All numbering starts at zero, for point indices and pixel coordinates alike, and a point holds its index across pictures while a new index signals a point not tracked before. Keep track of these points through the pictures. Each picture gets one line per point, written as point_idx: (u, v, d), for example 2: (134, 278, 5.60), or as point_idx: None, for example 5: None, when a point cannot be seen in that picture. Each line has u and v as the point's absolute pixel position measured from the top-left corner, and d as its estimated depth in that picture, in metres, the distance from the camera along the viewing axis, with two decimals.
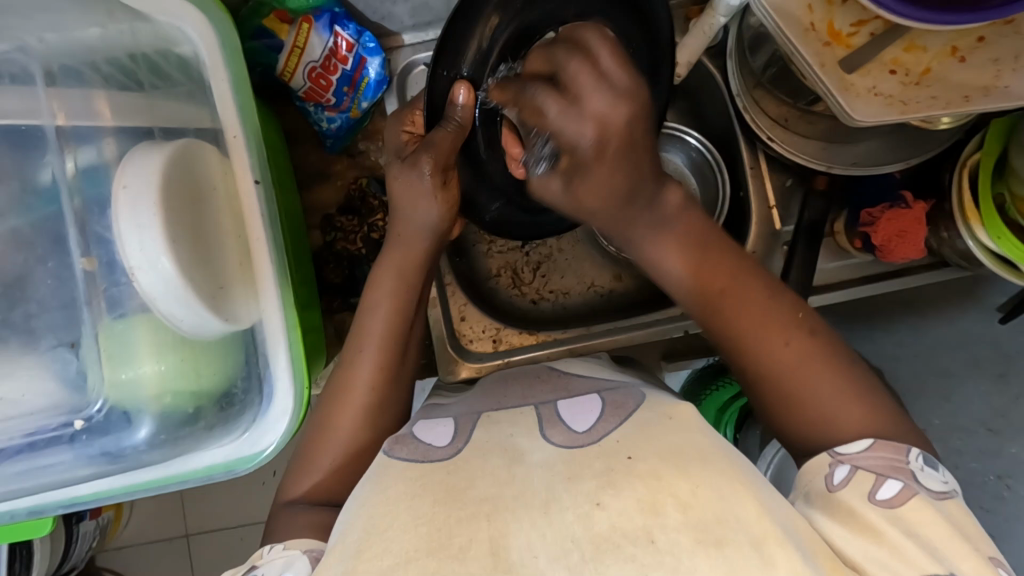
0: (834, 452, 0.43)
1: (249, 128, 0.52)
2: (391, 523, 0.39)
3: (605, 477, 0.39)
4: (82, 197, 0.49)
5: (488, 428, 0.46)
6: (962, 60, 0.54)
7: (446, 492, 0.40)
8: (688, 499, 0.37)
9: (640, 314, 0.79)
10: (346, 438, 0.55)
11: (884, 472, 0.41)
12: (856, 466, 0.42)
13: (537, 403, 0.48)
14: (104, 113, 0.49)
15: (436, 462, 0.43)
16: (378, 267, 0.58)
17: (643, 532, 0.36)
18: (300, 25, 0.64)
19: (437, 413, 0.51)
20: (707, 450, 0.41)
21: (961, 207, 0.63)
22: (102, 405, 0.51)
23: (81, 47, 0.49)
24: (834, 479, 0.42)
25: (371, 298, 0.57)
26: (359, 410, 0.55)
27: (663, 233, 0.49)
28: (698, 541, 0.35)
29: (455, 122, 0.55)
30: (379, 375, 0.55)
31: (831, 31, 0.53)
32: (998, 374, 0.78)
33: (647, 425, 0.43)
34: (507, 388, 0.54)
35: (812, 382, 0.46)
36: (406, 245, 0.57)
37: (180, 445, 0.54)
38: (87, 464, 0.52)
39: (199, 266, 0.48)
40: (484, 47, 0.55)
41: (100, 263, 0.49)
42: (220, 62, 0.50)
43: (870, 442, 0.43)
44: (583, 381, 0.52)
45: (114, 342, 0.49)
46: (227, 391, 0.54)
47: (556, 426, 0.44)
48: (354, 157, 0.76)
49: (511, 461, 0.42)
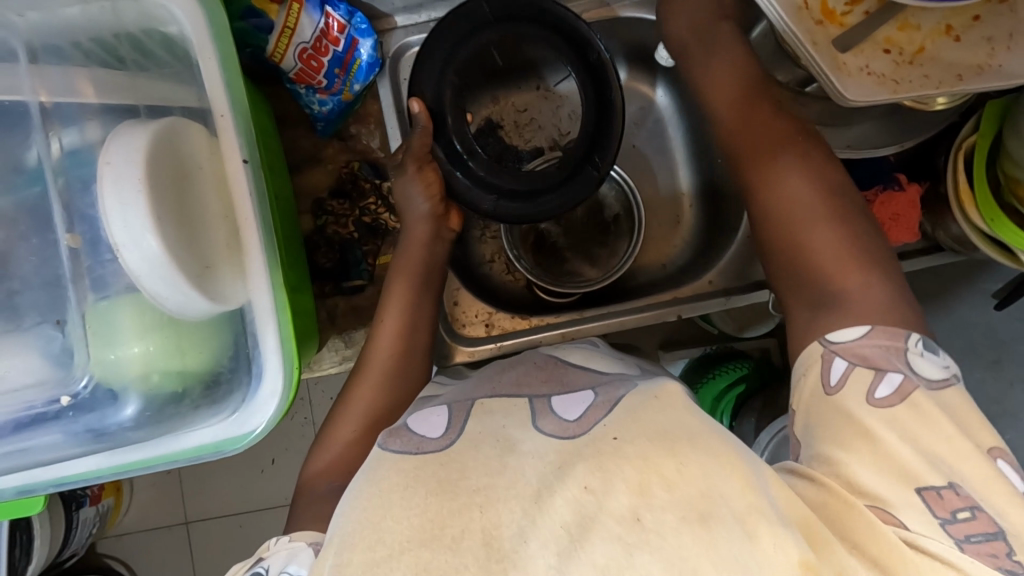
0: (829, 343, 0.46)
1: (236, 108, 0.53)
2: (386, 514, 0.38)
3: (594, 460, 0.39)
4: (66, 177, 0.48)
5: (481, 419, 0.46)
6: (956, 40, 0.52)
7: (439, 484, 0.40)
8: (674, 478, 0.38)
9: (629, 301, 0.78)
10: (360, 406, 0.60)
11: (876, 364, 0.43)
12: (853, 362, 0.44)
13: (531, 396, 0.48)
14: (86, 91, 0.49)
15: (429, 454, 0.43)
16: (397, 258, 0.67)
17: (630, 511, 0.36)
18: (291, 5, 0.63)
19: (429, 403, 0.51)
20: (695, 432, 0.42)
21: (956, 190, 0.63)
22: (88, 381, 0.50)
23: (64, 25, 0.49)
24: (829, 380, 0.44)
25: (392, 283, 0.65)
26: (379, 377, 0.61)
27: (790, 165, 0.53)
28: (683, 517, 0.36)
29: (419, 127, 0.64)
30: (396, 344, 0.62)
31: (824, 10, 0.53)
32: (993, 360, 0.82)
33: (635, 408, 0.44)
34: (505, 373, 0.54)
35: (828, 251, 0.49)
36: (409, 231, 0.67)
37: (166, 423, 0.53)
38: (75, 443, 0.52)
39: (185, 246, 0.47)
40: (437, 74, 0.65)
41: (84, 240, 0.48)
42: (207, 42, 0.51)
43: (867, 329, 0.45)
44: (579, 372, 0.52)
45: (99, 321, 0.49)
46: (214, 371, 0.54)
47: (548, 416, 0.45)
48: (345, 141, 0.76)
49: (504, 451, 0.42)
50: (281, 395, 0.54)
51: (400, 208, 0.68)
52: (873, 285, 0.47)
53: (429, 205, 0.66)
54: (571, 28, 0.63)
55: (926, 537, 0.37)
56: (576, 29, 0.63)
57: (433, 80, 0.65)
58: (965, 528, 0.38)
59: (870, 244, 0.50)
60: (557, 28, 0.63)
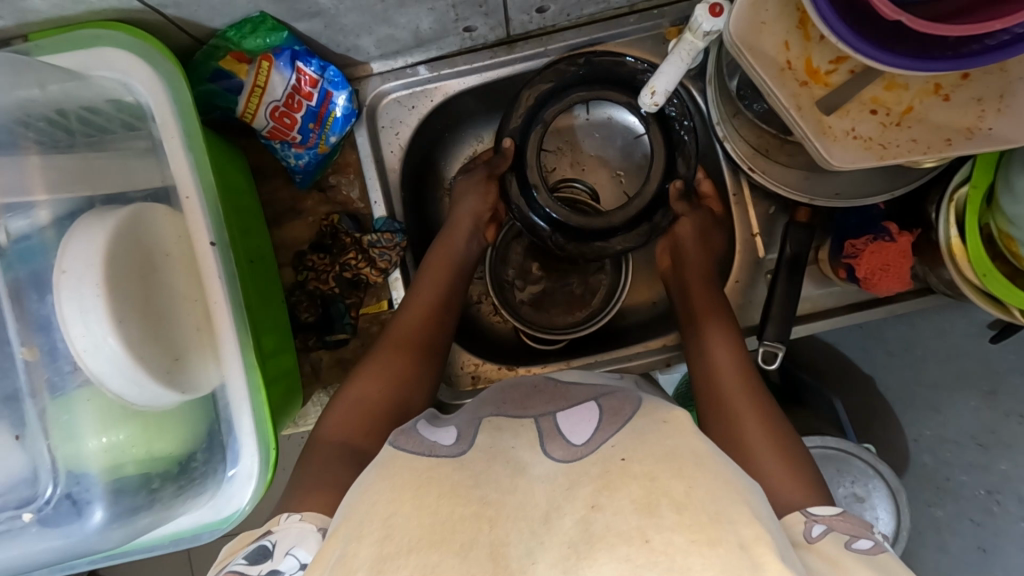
0: (808, 514, 0.44)
1: (203, 185, 0.51)
2: (395, 512, 0.36)
3: (601, 480, 0.36)
4: (15, 275, 0.45)
5: (492, 434, 0.42)
6: (945, 99, 0.51)
7: (451, 488, 0.37)
8: (684, 499, 0.34)
9: (619, 347, 0.77)
10: (377, 371, 0.61)
11: (854, 531, 0.41)
12: (832, 527, 0.42)
13: (536, 415, 0.43)
14: (37, 188, 0.46)
15: (443, 458, 0.39)
16: (439, 242, 0.72)
17: (637, 532, 0.33)
18: (260, 64, 0.61)
19: (439, 421, 0.47)
20: (702, 454, 0.37)
21: (947, 244, 0.61)
22: (52, 493, 0.47)
23: (14, 105, 0.46)
24: (810, 534, 0.42)
25: (432, 262, 0.70)
26: (404, 350, 0.63)
27: (721, 327, 0.62)
28: (691, 539, 0.33)
29: (502, 155, 0.70)
30: (426, 320, 0.66)
31: (808, 69, 0.52)
32: (987, 391, 0.80)
33: (646, 431, 0.39)
34: (505, 395, 0.49)
35: (754, 437, 0.52)
36: (455, 221, 0.73)
37: (139, 524, 0.50)
38: (42, 553, 0.48)
39: (150, 341, 0.46)
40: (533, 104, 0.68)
41: (42, 351, 0.45)
42: (172, 120, 0.50)
43: (841, 512, 0.43)
44: (581, 389, 0.48)
45: (60, 425, 0.46)
46: (184, 464, 0.51)
47: (555, 439, 0.40)
48: (325, 192, 0.75)
49: (515, 472, 0.38)
50: (258, 476, 0.53)
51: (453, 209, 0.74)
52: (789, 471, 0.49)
53: (478, 208, 0.73)
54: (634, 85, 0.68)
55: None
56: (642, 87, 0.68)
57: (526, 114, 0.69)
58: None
59: (786, 438, 0.53)
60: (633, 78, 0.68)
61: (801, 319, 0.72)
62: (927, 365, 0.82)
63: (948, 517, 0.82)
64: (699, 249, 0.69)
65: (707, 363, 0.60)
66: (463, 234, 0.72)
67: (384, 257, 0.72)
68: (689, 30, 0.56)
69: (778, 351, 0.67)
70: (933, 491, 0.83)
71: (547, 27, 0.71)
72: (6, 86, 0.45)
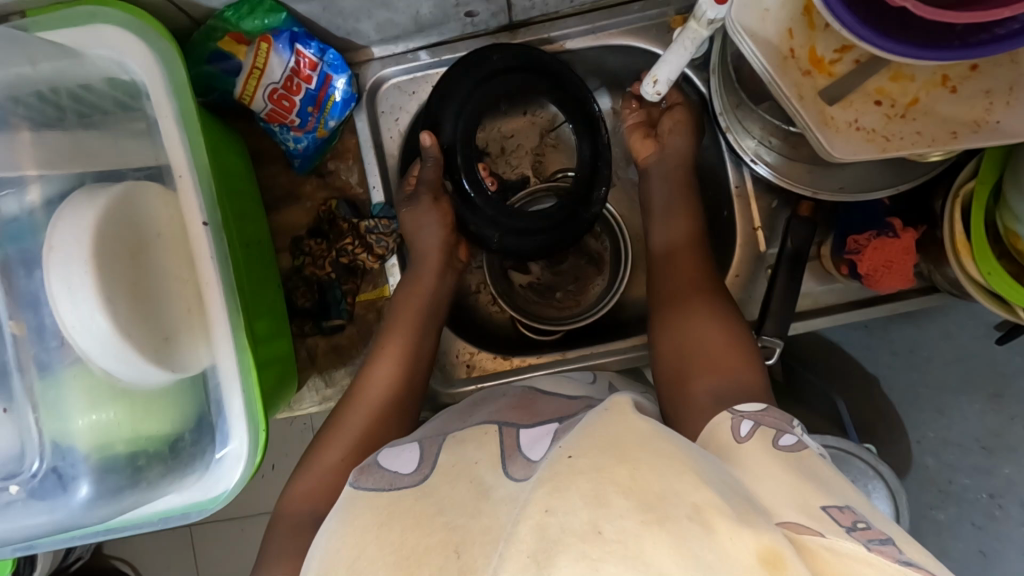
0: (734, 412, 0.47)
1: (197, 165, 0.51)
2: (359, 555, 0.38)
3: (549, 483, 0.35)
4: (4, 253, 0.45)
5: (454, 451, 0.45)
6: (953, 91, 0.49)
7: (417, 519, 0.39)
8: (631, 484, 0.34)
9: (617, 340, 0.76)
10: (351, 427, 0.61)
11: (778, 425, 0.43)
12: (758, 421, 0.44)
13: (501, 425, 0.47)
14: (27, 163, 0.46)
15: (403, 489, 0.42)
16: (405, 281, 0.70)
17: (590, 526, 0.32)
18: (259, 45, 0.61)
19: (403, 439, 0.51)
20: (645, 433, 0.39)
21: (952, 239, 0.59)
22: (39, 467, 0.48)
23: (3, 83, 0.46)
24: (739, 433, 0.44)
25: (399, 304, 0.69)
26: (376, 399, 0.63)
27: (695, 311, 0.61)
28: (643, 520, 0.32)
29: (431, 159, 0.68)
30: (400, 365, 0.65)
31: (812, 59, 0.50)
32: (993, 393, 0.79)
33: (591, 426, 0.40)
34: (475, 410, 0.53)
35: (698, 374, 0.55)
36: (422, 258, 0.71)
37: (125, 501, 0.50)
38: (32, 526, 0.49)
39: (139, 320, 0.46)
40: (456, 110, 0.68)
41: (29, 327, 0.46)
42: (166, 99, 0.50)
43: (762, 407, 0.46)
44: (549, 407, 0.51)
45: (47, 401, 0.47)
46: (173, 443, 0.52)
47: (516, 459, 0.42)
48: (323, 178, 0.74)
49: (478, 496, 0.39)
50: (247, 459, 0.53)
51: (410, 242, 0.71)
52: (727, 376, 0.53)
53: (442, 238, 0.71)
54: (562, 85, 0.69)
55: (838, 542, 0.32)
56: (566, 86, 0.69)
57: (452, 119, 0.68)
58: (866, 535, 0.34)
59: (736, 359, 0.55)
60: (562, 74, 0.68)
61: (801, 315, 0.71)
62: (934, 364, 0.80)
63: (949, 521, 0.81)
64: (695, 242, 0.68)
65: (673, 336, 0.60)
66: (433, 270, 0.70)
67: (380, 243, 0.71)
68: (693, 19, 0.53)
69: (775, 347, 0.66)
70: (935, 494, 0.81)
71: (549, 14, 0.70)
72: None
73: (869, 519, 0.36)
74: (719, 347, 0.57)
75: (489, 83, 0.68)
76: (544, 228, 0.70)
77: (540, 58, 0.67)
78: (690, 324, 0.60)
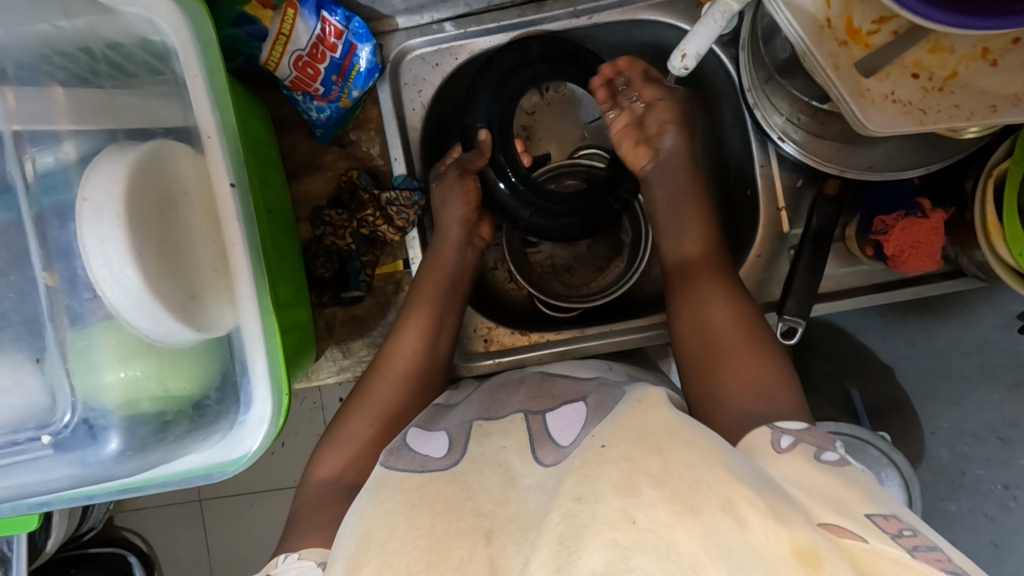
0: (774, 426, 0.46)
1: (225, 128, 0.50)
2: (389, 537, 0.38)
3: (581, 471, 0.37)
4: (39, 207, 0.46)
5: (480, 441, 0.45)
6: (993, 64, 0.48)
7: (446, 504, 0.39)
8: (662, 474, 0.36)
9: (634, 319, 0.75)
10: (380, 397, 0.62)
11: (819, 444, 0.43)
12: (800, 438, 0.44)
13: (528, 413, 0.47)
14: (61, 117, 0.46)
15: (434, 473, 0.43)
16: (427, 258, 0.70)
17: (621, 515, 0.34)
18: (285, 11, 0.60)
19: (433, 424, 0.51)
20: (675, 424, 0.41)
21: (984, 221, 0.59)
22: (69, 420, 0.49)
23: (34, 38, 0.45)
24: (779, 446, 0.44)
25: (417, 283, 0.68)
26: (403, 374, 0.63)
27: (703, 299, 0.59)
28: (673, 511, 0.34)
29: (476, 148, 0.70)
30: (421, 341, 0.65)
31: (849, 29, 0.49)
32: (1012, 383, 0.76)
33: (620, 416, 0.42)
34: (499, 394, 0.52)
35: (733, 357, 0.53)
36: (443, 233, 0.71)
37: (150, 456, 0.51)
38: (61, 476, 0.50)
39: (167, 276, 0.46)
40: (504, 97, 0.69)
41: (62, 278, 0.47)
42: (193, 56, 0.48)
43: (803, 426, 0.45)
44: (567, 385, 0.51)
45: (79, 354, 0.48)
46: (198, 402, 0.52)
47: (545, 445, 0.43)
48: (345, 148, 0.74)
49: (505, 482, 0.40)
50: (270, 421, 0.53)
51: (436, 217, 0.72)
52: (764, 365, 0.52)
53: (463, 212, 0.70)
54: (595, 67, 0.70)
55: (884, 550, 0.34)
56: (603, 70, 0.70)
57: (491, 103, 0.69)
58: (912, 543, 0.35)
59: (769, 347, 0.54)
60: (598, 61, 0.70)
61: (823, 298, 0.71)
62: (951, 356, 0.78)
63: (960, 512, 0.79)
64: (704, 218, 0.67)
65: (692, 321, 0.59)
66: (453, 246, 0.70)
67: (402, 215, 0.72)
68: None
69: (797, 326, 0.66)
70: (947, 485, 0.80)
71: None
72: (29, 17, 0.45)
73: (914, 529, 0.37)
74: (744, 329, 0.55)
75: (533, 62, 0.68)
76: (572, 212, 0.71)
77: (576, 48, 0.69)
78: (705, 313, 0.58)
